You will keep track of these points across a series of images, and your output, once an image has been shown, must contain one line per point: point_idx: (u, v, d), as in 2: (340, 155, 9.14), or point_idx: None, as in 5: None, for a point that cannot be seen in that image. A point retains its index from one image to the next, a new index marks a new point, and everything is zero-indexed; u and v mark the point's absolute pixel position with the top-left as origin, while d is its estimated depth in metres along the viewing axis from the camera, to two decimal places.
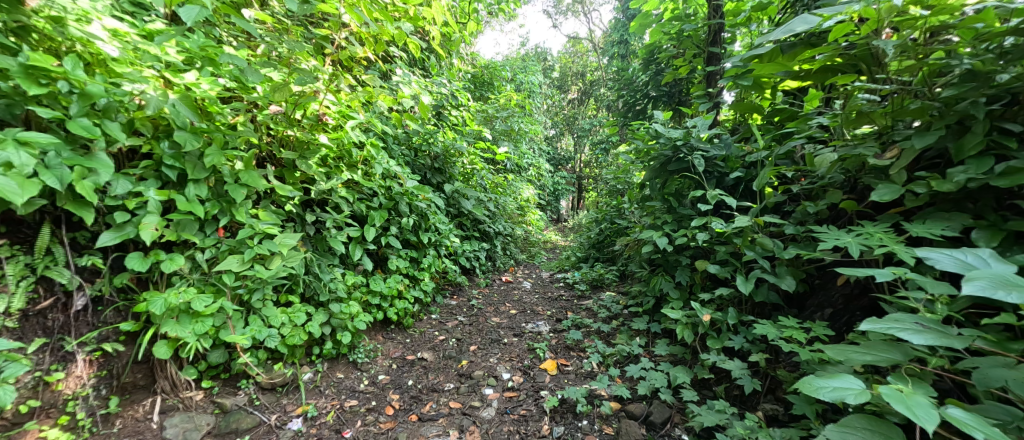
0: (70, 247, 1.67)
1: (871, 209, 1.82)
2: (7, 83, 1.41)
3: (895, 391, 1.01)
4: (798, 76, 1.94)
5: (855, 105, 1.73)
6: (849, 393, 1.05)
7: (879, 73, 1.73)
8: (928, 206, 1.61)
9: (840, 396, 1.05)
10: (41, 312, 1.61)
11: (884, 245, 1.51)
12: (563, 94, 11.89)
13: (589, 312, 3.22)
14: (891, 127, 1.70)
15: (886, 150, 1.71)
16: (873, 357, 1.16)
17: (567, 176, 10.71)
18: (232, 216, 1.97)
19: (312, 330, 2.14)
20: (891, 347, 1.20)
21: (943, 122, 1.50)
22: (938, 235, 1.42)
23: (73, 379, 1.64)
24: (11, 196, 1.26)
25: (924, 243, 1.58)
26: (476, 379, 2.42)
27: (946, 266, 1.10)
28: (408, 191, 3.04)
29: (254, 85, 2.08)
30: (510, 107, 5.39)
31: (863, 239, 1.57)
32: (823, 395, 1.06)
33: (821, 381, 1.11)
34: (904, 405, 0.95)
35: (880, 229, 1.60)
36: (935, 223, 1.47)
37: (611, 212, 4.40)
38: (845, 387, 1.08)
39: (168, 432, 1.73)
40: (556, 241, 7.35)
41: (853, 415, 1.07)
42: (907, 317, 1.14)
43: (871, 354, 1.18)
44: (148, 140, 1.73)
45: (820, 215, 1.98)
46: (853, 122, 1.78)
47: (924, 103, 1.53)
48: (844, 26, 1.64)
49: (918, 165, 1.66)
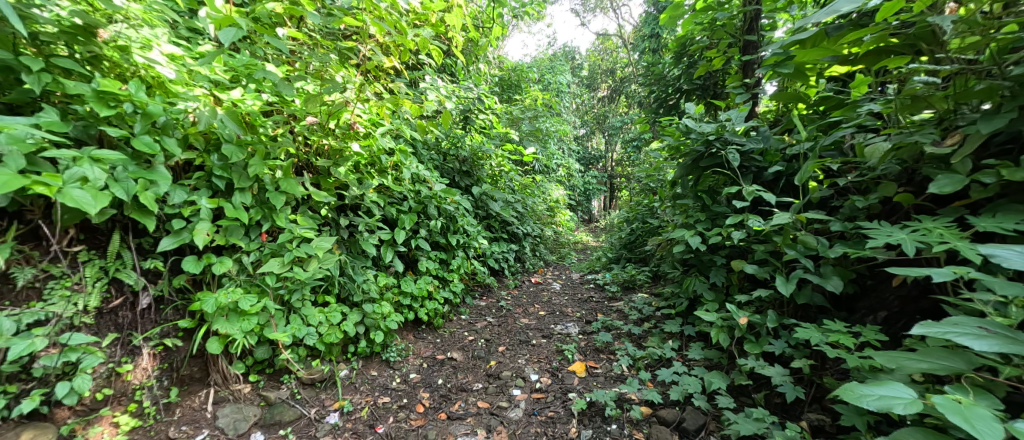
0: (135, 251, 1.82)
1: (930, 202, 1.71)
2: (83, 106, 1.56)
3: (951, 401, 0.92)
4: (847, 61, 1.85)
5: (910, 89, 1.64)
6: (897, 403, 1.00)
7: (940, 52, 1.63)
8: (1000, 197, 1.50)
9: (886, 405, 1.00)
10: (113, 310, 1.77)
11: (944, 242, 1.40)
12: (590, 92, 11.74)
13: (619, 313, 3.20)
14: (953, 111, 1.60)
15: (948, 136, 1.61)
16: (932, 365, 1.05)
17: (595, 176, 10.68)
18: (274, 221, 2.10)
19: (347, 329, 2.26)
20: (951, 354, 1.08)
21: (1016, 103, 1.40)
22: (1009, 230, 1.32)
23: (139, 371, 1.79)
24: (86, 207, 1.37)
25: (994, 238, 1.47)
26: (504, 379, 2.48)
27: (1016, 264, 1.02)
28: (436, 195, 3.16)
29: (293, 98, 2.21)
30: (536, 107, 5.40)
31: (919, 236, 1.46)
32: (866, 403, 1.02)
33: (866, 389, 1.06)
34: (959, 415, 0.86)
35: (940, 225, 1.48)
36: (1007, 217, 1.36)
37: (642, 212, 4.34)
38: (893, 396, 1.02)
39: (220, 421, 1.86)
40: (586, 242, 7.34)
41: (911, 428, 0.99)
42: (967, 320, 1.05)
43: (927, 361, 1.06)
44: (200, 154, 1.88)
45: (871, 209, 1.87)
46: (909, 107, 1.69)
47: (992, 84, 1.44)
48: (893, 3, 1.52)
49: (985, 152, 1.55)
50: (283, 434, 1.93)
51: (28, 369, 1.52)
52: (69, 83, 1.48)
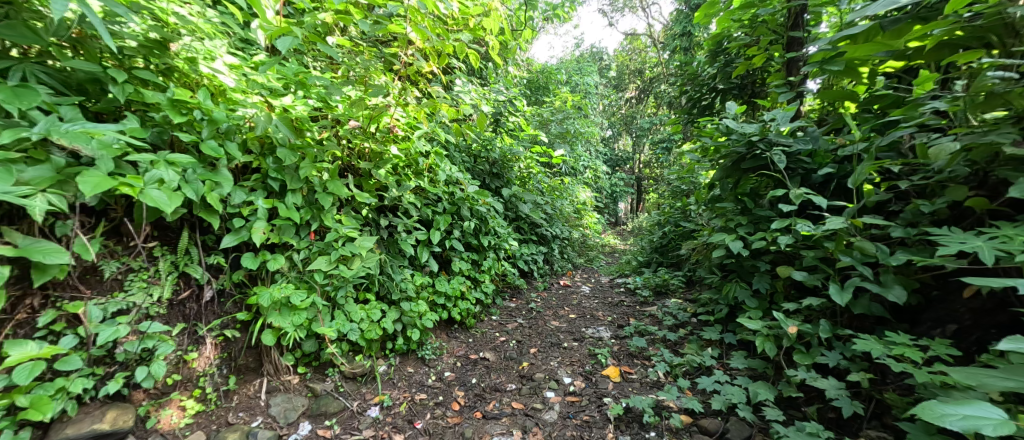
0: (201, 248, 1.95)
1: (1008, 207, 1.59)
2: (158, 114, 1.69)
3: None
4: (904, 56, 1.77)
5: (984, 85, 1.52)
6: (984, 423, 0.94)
7: (1017, 45, 1.52)
8: None
9: (972, 425, 0.94)
10: (182, 301, 1.90)
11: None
12: (620, 93, 11.52)
13: (652, 319, 3.13)
14: None
15: None
16: (1020, 383, 0.97)
17: (623, 178, 10.51)
18: (321, 220, 2.21)
19: (386, 326, 2.33)
20: None
21: None
22: None
23: (203, 359, 1.92)
24: (163, 206, 1.48)
25: None
26: (537, 381, 2.48)
27: None
28: (469, 197, 3.21)
29: (337, 103, 2.27)
30: (566, 109, 5.35)
31: (999, 243, 1.35)
32: (948, 423, 0.97)
33: (948, 409, 1.01)
34: None
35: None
36: None
37: (675, 215, 4.23)
38: (980, 417, 0.96)
39: (272, 410, 1.97)
40: (614, 245, 7.23)
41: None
42: None
43: (1015, 378, 0.99)
44: (257, 157, 2.00)
45: (937, 214, 1.74)
46: (982, 105, 1.57)
47: None
48: None
49: None
50: (328, 424, 2.02)
51: (111, 354, 1.65)
52: (148, 93, 1.60)
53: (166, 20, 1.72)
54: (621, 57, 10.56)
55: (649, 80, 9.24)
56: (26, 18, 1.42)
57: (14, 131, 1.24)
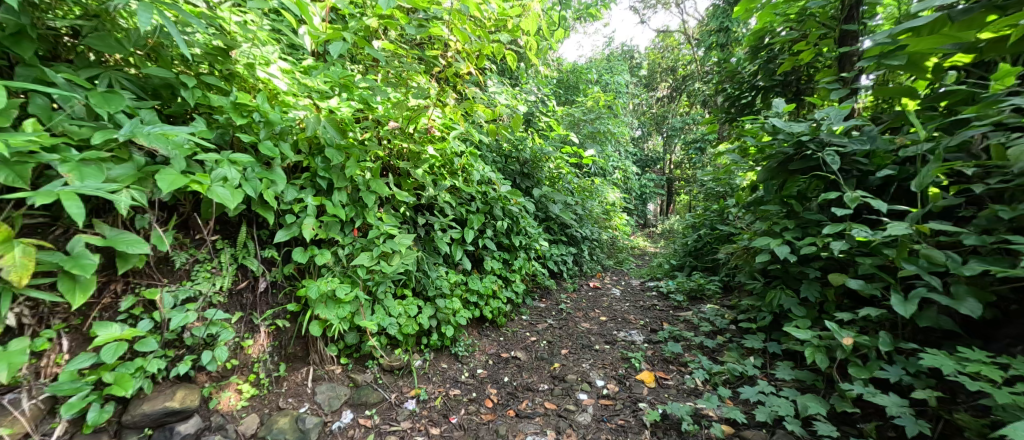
0: (256, 242, 2.07)
1: None
2: (222, 117, 1.81)
3: None
4: (976, 49, 1.64)
5: None
6: None
7: None
8: None
9: None
10: (240, 291, 2.02)
11: None
12: (651, 92, 11.21)
13: (688, 324, 3.03)
14: None
15: None
16: None
17: (654, 179, 10.24)
18: (364, 218, 2.29)
19: (423, 321, 2.39)
20: None
21: None
22: None
23: (258, 345, 2.02)
24: (226, 203, 1.59)
25: None
26: (570, 383, 2.47)
27: None
28: (502, 196, 3.23)
29: (378, 105, 2.33)
30: (599, 109, 5.23)
31: None
32: None
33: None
34: None
35: None
36: None
37: (710, 218, 4.08)
38: None
39: (318, 397, 2.06)
40: (644, 247, 7.08)
41: None
42: None
43: None
44: (306, 157, 2.09)
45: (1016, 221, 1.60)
46: None
47: None
48: None
49: None
50: (368, 414, 2.10)
51: (180, 338, 1.78)
52: (213, 98, 1.72)
53: (229, 28, 1.83)
54: (653, 54, 10.28)
55: (683, 79, 8.96)
56: (111, 30, 1.55)
57: (105, 132, 1.37)
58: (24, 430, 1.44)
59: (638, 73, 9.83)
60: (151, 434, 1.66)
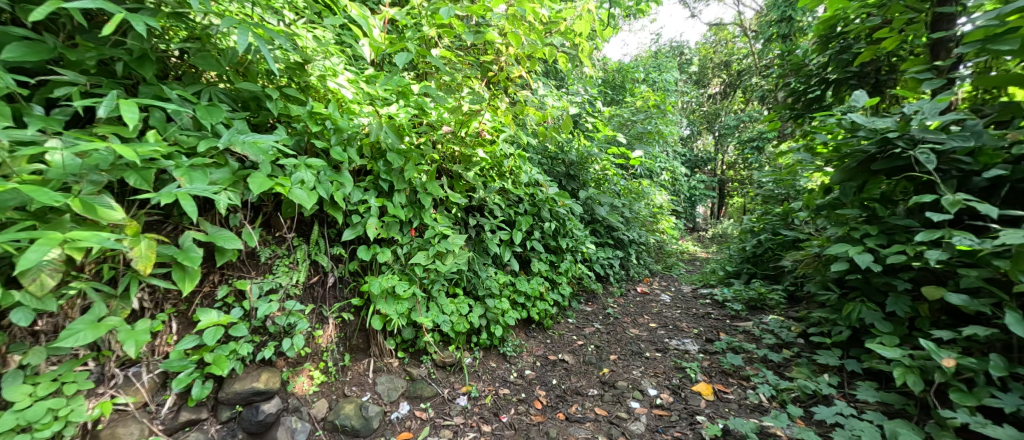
0: (326, 239, 2.22)
1: None
2: (298, 125, 1.97)
3: None
4: None
5: None
6: None
7: None
8: None
9: None
10: (311, 285, 2.18)
11: None
12: (703, 88, 10.67)
13: (747, 335, 2.86)
14: None
15: None
16: None
17: (705, 181, 9.76)
18: (421, 218, 2.39)
19: (473, 320, 2.45)
20: None
21: None
22: None
23: (326, 336, 2.16)
24: (304, 204, 1.73)
25: None
26: (620, 389, 2.42)
27: None
28: (549, 199, 3.23)
29: (433, 110, 2.42)
30: (649, 109, 5.05)
31: None
32: None
33: None
34: None
35: None
36: None
37: (771, 222, 3.81)
38: None
39: (378, 388, 2.17)
40: (693, 252, 6.77)
41: None
42: None
43: None
44: (370, 161, 2.22)
45: None
46: None
47: None
48: None
49: None
50: (423, 407, 2.19)
51: (264, 326, 1.94)
52: (292, 107, 1.88)
53: (305, 43, 1.99)
54: (706, 49, 9.77)
55: (739, 74, 8.44)
56: (210, 50, 1.74)
57: (208, 141, 1.54)
58: (143, 399, 1.66)
59: (689, 70, 9.40)
60: (241, 411, 1.82)
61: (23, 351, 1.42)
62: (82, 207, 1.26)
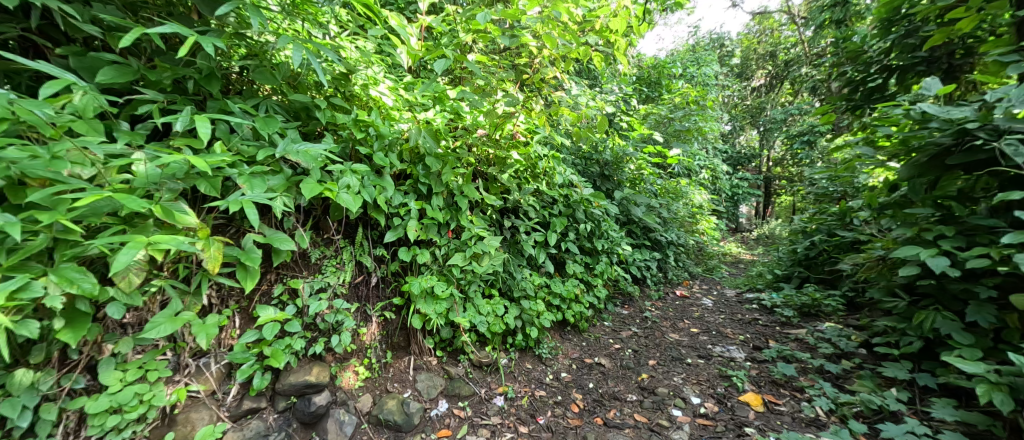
0: (369, 241, 2.32)
1: None
2: (344, 132, 2.07)
3: None
4: None
5: None
6: None
7: None
8: None
9: None
10: (357, 285, 2.28)
11: None
12: (746, 81, 10.16)
13: (800, 344, 2.71)
14: None
15: None
16: None
17: (749, 179, 9.30)
18: (458, 220, 2.45)
19: (509, 321, 2.47)
20: None
21: None
22: None
23: (370, 333, 2.25)
24: (351, 208, 1.81)
25: None
26: (660, 396, 2.36)
27: None
28: (584, 199, 3.21)
29: (469, 114, 2.47)
30: (688, 105, 4.87)
31: None
32: None
33: None
34: None
35: None
36: None
37: (827, 222, 3.57)
38: None
39: (418, 385, 2.24)
40: (737, 254, 6.48)
41: None
42: None
43: None
44: (409, 165, 2.29)
45: None
46: None
47: None
48: None
49: None
50: (462, 405, 2.24)
51: (315, 322, 2.06)
52: (338, 116, 1.97)
53: (349, 54, 2.09)
54: (749, 40, 9.28)
55: (786, 64, 7.95)
56: (266, 65, 1.85)
57: (265, 150, 1.65)
58: (212, 387, 1.80)
59: (731, 62, 8.98)
60: (295, 402, 1.93)
61: (115, 340, 1.59)
62: (162, 213, 1.39)
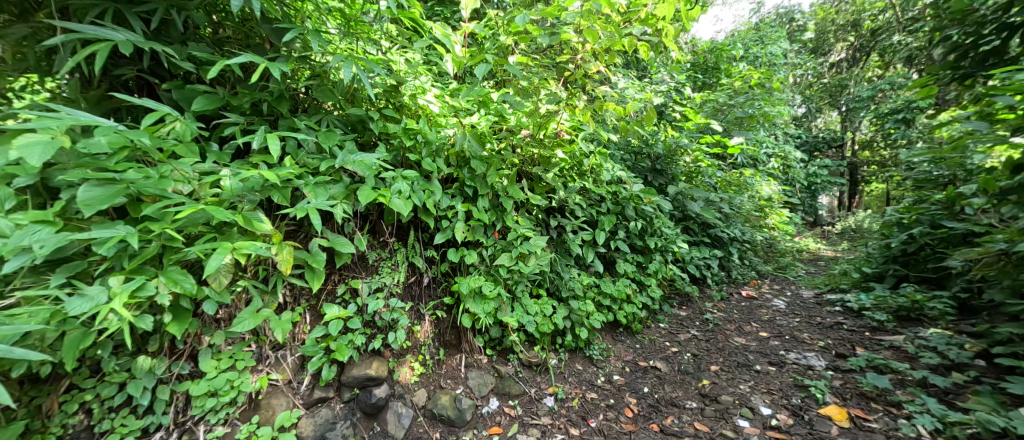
0: (420, 242, 2.44)
1: None
2: (396, 141, 2.19)
3: None
4: None
5: None
6: None
7: None
8: None
9: None
10: (411, 284, 2.41)
11: None
12: (822, 57, 9.20)
13: (897, 353, 2.48)
14: None
15: None
16: None
17: (827, 166, 8.46)
18: (503, 221, 2.51)
19: (558, 321, 2.48)
20: None
21: None
22: None
23: (423, 331, 2.36)
24: (401, 213, 1.89)
25: None
26: (723, 404, 2.27)
27: None
28: (634, 196, 3.16)
29: (512, 115, 2.51)
30: (750, 89, 4.55)
31: None
32: None
33: None
34: None
35: None
36: None
37: (931, 212, 3.14)
38: None
39: (470, 382, 2.31)
40: (815, 251, 5.95)
41: None
42: None
43: None
44: (456, 169, 2.38)
45: None
46: None
47: None
48: None
49: None
50: (512, 404, 2.29)
51: (374, 320, 2.19)
52: (390, 125, 2.09)
53: (398, 66, 2.21)
54: (825, 10, 8.39)
55: None
56: (327, 84, 2.01)
57: (326, 161, 1.79)
58: (289, 377, 1.98)
59: (801, 39, 8.23)
60: (358, 394, 2.07)
61: (211, 333, 1.81)
62: (244, 221, 1.56)
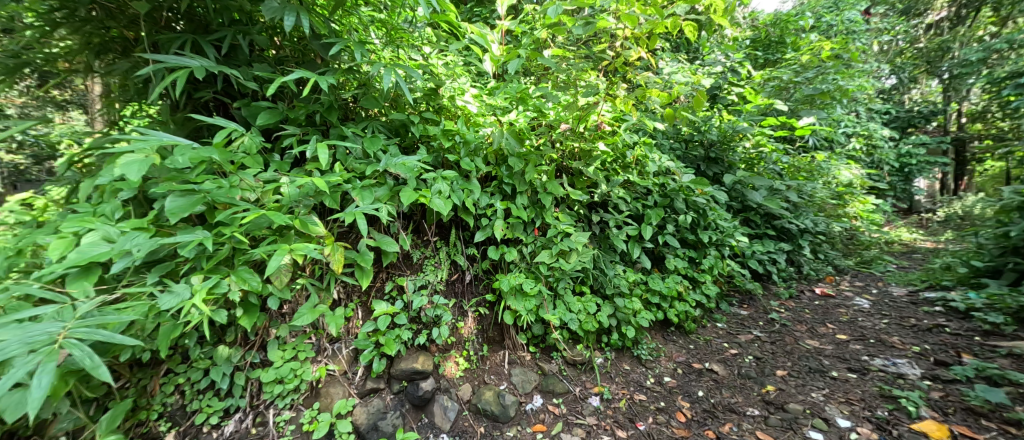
0: (462, 241, 2.50)
1: None
2: (437, 142, 2.26)
3: None
4: None
5: None
6: None
7: None
8: None
9: None
10: (455, 281, 2.48)
11: None
12: (918, 19, 8.01)
13: (1018, 362, 2.09)
14: None
15: None
16: None
17: (925, 144, 7.39)
18: (543, 218, 2.49)
19: (602, 320, 2.41)
20: None
21: None
22: None
23: (467, 327, 2.42)
24: (442, 213, 1.95)
25: None
26: (792, 414, 2.07)
27: None
28: (684, 187, 2.97)
29: (551, 110, 2.47)
30: (822, 62, 4.08)
31: None
32: None
33: None
34: None
35: None
36: None
37: None
38: None
39: (513, 379, 2.33)
40: (908, 241, 5.22)
41: None
42: None
43: None
44: (495, 167, 2.40)
45: None
46: None
47: None
48: None
49: None
50: (557, 402, 2.27)
51: (419, 316, 2.29)
52: (429, 128, 2.16)
53: (437, 70, 2.28)
54: None
55: None
56: (371, 92, 2.12)
57: (371, 166, 1.90)
58: (344, 368, 2.13)
59: None
60: (406, 386, 2.17)
61: (277, 326, 2.00)
62: (299, 225, 1.69)
